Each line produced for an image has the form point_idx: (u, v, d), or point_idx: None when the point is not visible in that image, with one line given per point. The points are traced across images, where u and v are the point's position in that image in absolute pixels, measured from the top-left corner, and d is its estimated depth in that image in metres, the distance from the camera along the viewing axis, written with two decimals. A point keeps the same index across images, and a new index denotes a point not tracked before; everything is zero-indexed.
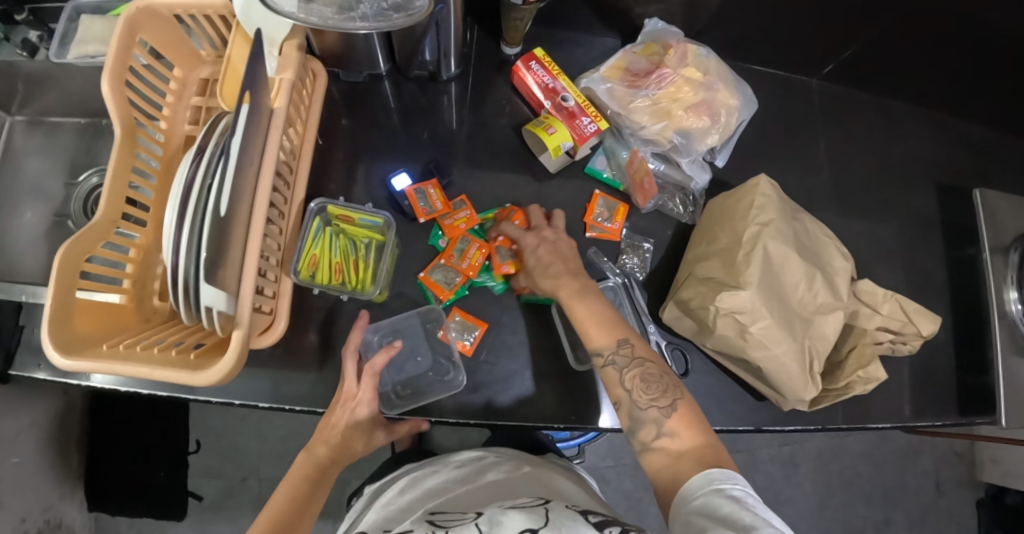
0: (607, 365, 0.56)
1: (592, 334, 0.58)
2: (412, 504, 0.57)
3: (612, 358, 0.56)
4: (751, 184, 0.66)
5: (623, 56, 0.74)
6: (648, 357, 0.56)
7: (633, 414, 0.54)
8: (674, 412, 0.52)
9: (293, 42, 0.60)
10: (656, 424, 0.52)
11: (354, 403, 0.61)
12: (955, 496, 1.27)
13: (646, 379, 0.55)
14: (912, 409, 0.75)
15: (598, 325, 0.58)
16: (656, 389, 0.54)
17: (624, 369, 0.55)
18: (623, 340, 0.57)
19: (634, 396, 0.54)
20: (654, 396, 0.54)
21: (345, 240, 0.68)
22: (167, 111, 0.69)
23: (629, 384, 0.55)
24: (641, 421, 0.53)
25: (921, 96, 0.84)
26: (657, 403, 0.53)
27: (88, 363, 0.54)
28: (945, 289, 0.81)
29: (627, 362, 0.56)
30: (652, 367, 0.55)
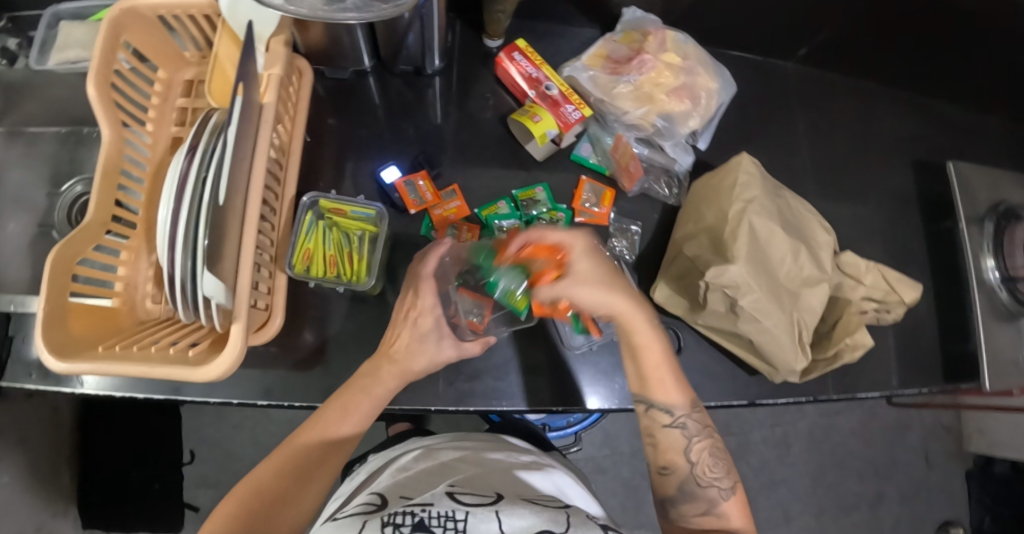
0: (675, 426, 0.55)
1: (665, 393, 0.55)
2: (428, 476, 0.57)
3: (682, 420, 0.55)
4: (734, 163, 0.68)
5: (603, 45, 0.76)
6: (714, 430, 0.56)
7: (687, 487, 0.54)
8: (732, 494, 0.54)
9: (280, 38, 0.61)
10: (710, 504, 0.53)
11: (417, 313, 0.62)
12: (944, 468, 1.30)
13: (714, 455, 0.55)
14: (900, 378, 0.77)
15: (671, 378, 0.56)
16: (720, 469, 0.55)
17: (693, 437, 0.55)
18: (694, 404, 0.56)
19: (698, 470, 0.54)
20: (718, 475, 0.54)
21: (338, 232, 0.66)
22: (153, 113, 0.69)
23: (693, 457, 0.55)
24: (691, 495, 0.54)
25: (892, 76, 0.87)
26: (720, 483, 0.54)
27: (85, 365, 0.54)
28: (924, 261, 0.83)
29: (698, 431, 0.55)
30: (717, 441, 0.56)
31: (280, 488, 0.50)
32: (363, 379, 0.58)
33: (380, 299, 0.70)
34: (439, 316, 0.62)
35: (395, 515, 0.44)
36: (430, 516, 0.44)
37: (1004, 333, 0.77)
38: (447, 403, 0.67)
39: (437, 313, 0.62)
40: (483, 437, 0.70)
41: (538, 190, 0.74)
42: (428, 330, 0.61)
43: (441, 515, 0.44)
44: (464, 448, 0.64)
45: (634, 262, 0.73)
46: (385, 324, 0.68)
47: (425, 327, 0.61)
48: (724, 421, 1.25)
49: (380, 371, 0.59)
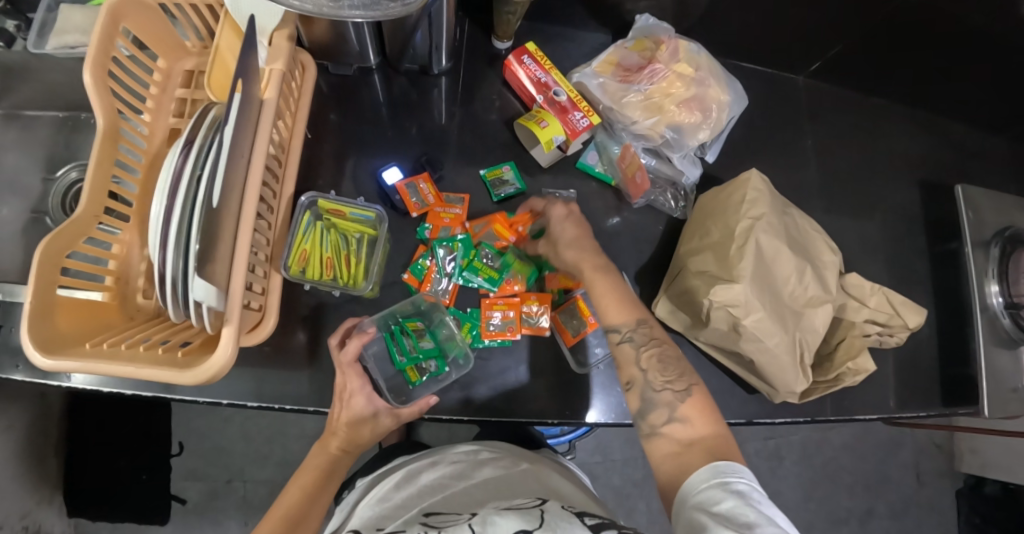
0: (623, 341, 0.56)
1: (609, 312, 0.58)
2: (407, 502, 0.58)
3: (629, 335, 0.56)
4: (743, 178, 0.67)
5: (614, 51, 0.74)
6: (665, 339, 0.57)
7: (646, 395, 0.54)
8: (688, 398, 0.52)
9: (283, 32, 0.59)
10: (669, 407, 0.52)
11: (349, 395, 0.60)
12: (936, 486, 1.29)
13: (663, 360, 0.55)
14: (897, 400, 0.76)
15: (622, 301, 0.58)
16: (673, 372, 0.54)
17: (641, 347, 0.56)
18: (640, 320, 0.57)
19: (649, 376, 0.54)
20: (669, 378, 0.54)
21: (336, 234, 0.67)
22: (151, 103, 0.67)
23: (644, 365, 0.55)
24: (653, 402, 0.53)
25: (904, 96, 0.86)
26: (673, 386, 0.53)
27: (71, 363, 0.52)
28: (929, 283, 0.82)
29: (645, 341, 0.56)
30: (668, 348, 0.56)
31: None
32: (316, 460, 0.64)
33: (377, 302, 0.68)
34: (371, 391, 0.61)
35: None
36: None
37: (1003, 359, 0.76)
38: (441, 411, 0.64)
39: (366, 389, 0.61)
40: (472, 444, 0.70)
41: (505, 169, 0.73)
42: (363, 408, 0.60)
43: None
44: (446, 466, 0.64)
45: (634, 273, 0.72)
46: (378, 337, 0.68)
47: (358, 405, 0.60)
48: None
49: (328, 447, 0.63)
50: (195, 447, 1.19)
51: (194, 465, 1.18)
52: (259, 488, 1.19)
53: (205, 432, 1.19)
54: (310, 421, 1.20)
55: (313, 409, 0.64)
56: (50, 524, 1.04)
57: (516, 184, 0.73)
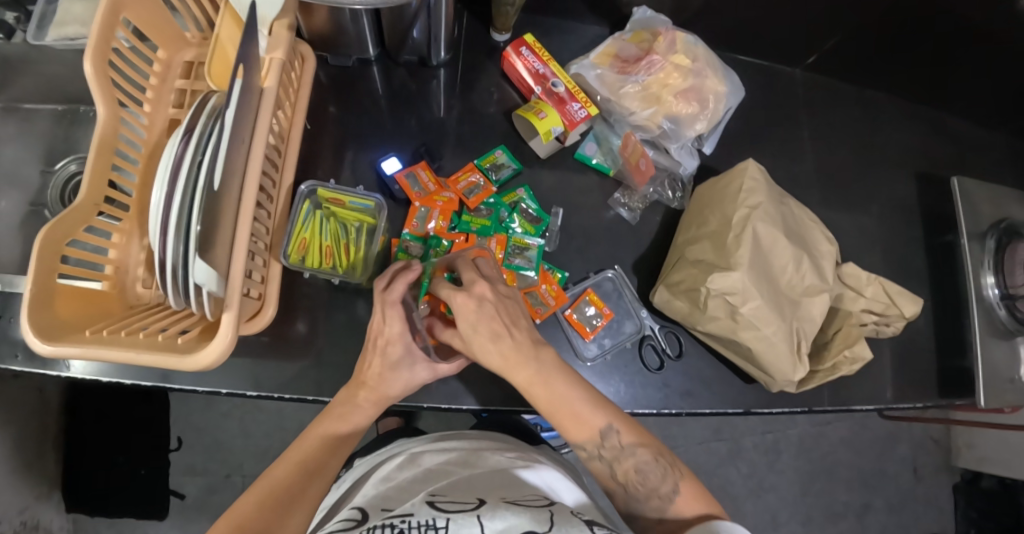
0: (592, 459, 0.53)
1: (576, 429, 0.53)
2: (412, 485, 0.58)
3: (599, 452, 0.53)
4: (740, 168, 0.67)
5: (612, 44, 0.75)
6: (640, 442, 0.53)
7: (630, 507, 0.53)
8: (679, 496, 0.51)
9: (283, 21, 0.59)
10: (661, 508, 0.51)
11: (384, 341, 0.58)
12: (933, 481, 1.29)
13: (642, 470, 0.52)
14: (893, 391, 0.77)
15: (577, 411, 0.53)
16: (655, 478, 0.52)
17: (614, 462, 0.53)
18: (608, 427, 0.53)
19: (630, 488, 0.53)
20: (653, 485, 0.52)
21: (336, 223, 0.67)
22: (151, 93, 0.68)
23: (622, 480, 0.53)
24: (639, 514, 0.53)
25: (900, 89, 0.86)
26: (659, 491, 0.52)
27: (72, 349, 0.52)
28: (925, 275, 0.83)
29: (617, 454, 0.53)
30: (644, 452, 0.53)
31: (261, 519, 0.49)
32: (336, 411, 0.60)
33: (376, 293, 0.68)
34: (410, 341, 0.58)
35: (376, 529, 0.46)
36: (409, 527, 0.46)
37: (998, 350, 0.76)
38: (438, 401, 0.66)
39: (406, 337, 0.58)
40: (472, 434, 0.71)
41: (498, 154, 0.73)
42: (400, 357, 0.58)
43: (421, 525, 0.46)
44: (449, 452, 0.65)
45: (631, 264, 0.72)
46: None
47: (395, 354, 0.58)
48: (715, 427, 1.25)
49: (357, 398, 0.59)
50: (194, 442, 1.17)
51: (192, 460, 1.17)
52: None
53: (202, 427, 1.18)
54: (307, 416, 1.19)
55: (311, 398, 0.65)
56: (47, 520, 1.04)
57: (513, 165, 0.73)
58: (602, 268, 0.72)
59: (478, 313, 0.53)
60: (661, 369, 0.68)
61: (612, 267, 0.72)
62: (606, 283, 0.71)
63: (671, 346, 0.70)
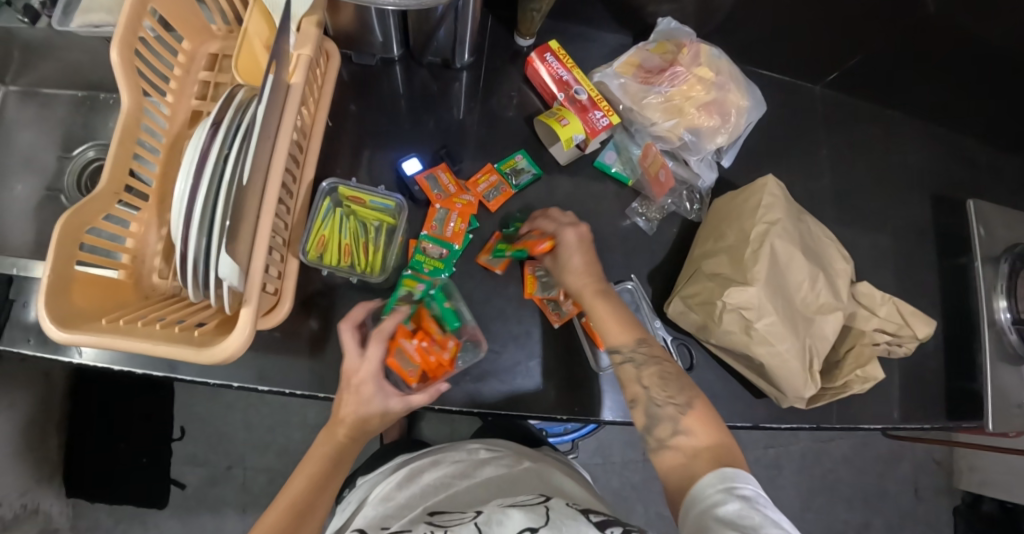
0: (625, 362, 0.59)
1: (616, 335, 0.60)
2: (412, 502, 0.59)
3: (631, 354, 0.59)
4: (759, 184, 0.67)
5: (636, 53, 0.75)
6: (665, 356, 0.59)
7: (650, 411, 0.56)
8: (690, 410, 0.55)
9: (312, 18, 0.60)
10: (673, 421, 0.54)
11: (358, 380, 0.58)
12: (933, 502, 1.29)
13: (664, 376, 0.57)
14: (902, 412, 0.77)
15: (618, 322, 0.60)
16: (674, 388, 0.57)
17: (642, 367, 0.58)
18: (641, 339, 0.59)
19: (652, 392, 0.57)
20: (670, 393, 0.56)
21: (355, 222, 0.66)
22: (175, 84, 0.68)
23: (646, 382, 0.57)
24: (658, 418, 0.56)
25: (919, 110, 0.86)
26: (674, 400, 0.56)
27: (87, 337, 0.52)
28: (938, 297, 0.83)
29: (646, 360, 0.59)
30: (668, 365, 0.58)
31: None
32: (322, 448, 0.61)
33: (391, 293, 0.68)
34: (382, 379, 0.59)
35: None
36: None
37: (1007, 375, 0.77)
38: (453, 402, 0.64)
39: (379, 376, 0.59)
40: (470, 444, 0.70)
41: (518, 159, 0.73)
42: (372, 395, 0.58)
43: None
44: (446, 464, 0.65)
45: (646, 274, 0.72)
46: None
47: (367, 392, 0.58)
48: None
49: (336, 436, 0.60)
50: (196, 432, 1.17)
51: (193, 450, 1.17)
52: (258, 477, 1.18)
53: (204, 418, 1.18)
54: (311, 411, 1.20)
55: (322, 395, 0.65)
56: (48, 504, 1.04)
57: (533, 170, 0.73)
58: (620, 279, 0.72)
59: (582, 249, 0.64)
60: None
61: (630, 278, 0.72)
62: (625, 295, 0.70)
63: (682, 358, 0.70)
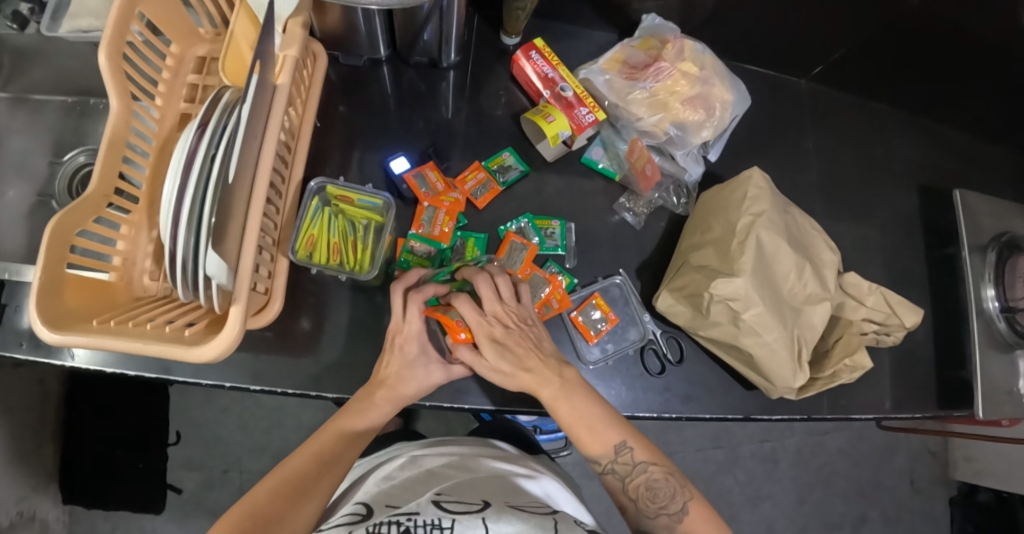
0: (607, 474, 0.57)
1: (590, 447, 0.56)
2: (416, 483, 0.58)
3: (611, 466, 0.56)
4: (744, 177, 0.68)
5: (622, 49, 0.75)
6: (651, 460, 0.56)
7: (642, 523, 0.55)
8: (686, 517, 0.54)
9: (298, 19, 0.60)
10: (668, 531, 0.54)
11: (402, 339, 0.60)
12: (929, 494, 1.30)
13: (652, 487, 0.55)
14: (892, 401, 0.77)
15: (590, 428, 0.56)
16: (663, 498, 0.55)
17: (627, 478, 0.56)
18: (620, 445, 0.56)
19: (641, 504, 0.55)
20: (663, 503, 0.55)
21: (344, 220, 0.65)
22: (163, 87, 0.68)
23: (634, 495, 0.56)
24: (652, 530, 0.55)
25: (904, 102, 0.87)
26: (668, 510, 0.54)
27: (79, 339, 0.53)
28: (926, 287, 0.83)
29: (629, 471, 0.56)
30: (656, 471, 0.56)
31: (278, 509, 0.50)
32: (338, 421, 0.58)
33: (382, 291, 0.69)
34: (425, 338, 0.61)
35: (380, 526, 0.48)
36: (415, 526, 0.47)
37: (997, 363, 0.77)
38: (442, 400, 0.66)
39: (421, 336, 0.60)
40: (469, 441, 0.71)
41: (506, 156, 0.73)
42: (415, 356, 0.60)
43: (428, 523, 0.48)
44: (449, 455, 0.65)
45: (636, 268, 0.73)
46: (375, 331, 0.67)
47: (411, 352, 0.60)
48: (713, 434, 1.25)
49: (373, 398, 0.59)
50: (192, 437, 1.17)
51: (190, 454, 1.17)
52: (254, 480, 1.17)
53: (201, 423, 1.18)
54: (306, 413, 1.20)
55: (314, 394, 0.65)
56: (44, 511, 1.04)
57: (520, 167, 0.73)
58: (610, 273, 0.72)
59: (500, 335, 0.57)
60: (662, 373, 0.69)
61: (618, 272, 0.72)
62: (613, 288, 0.71)
63: (672, 351, 0.70)
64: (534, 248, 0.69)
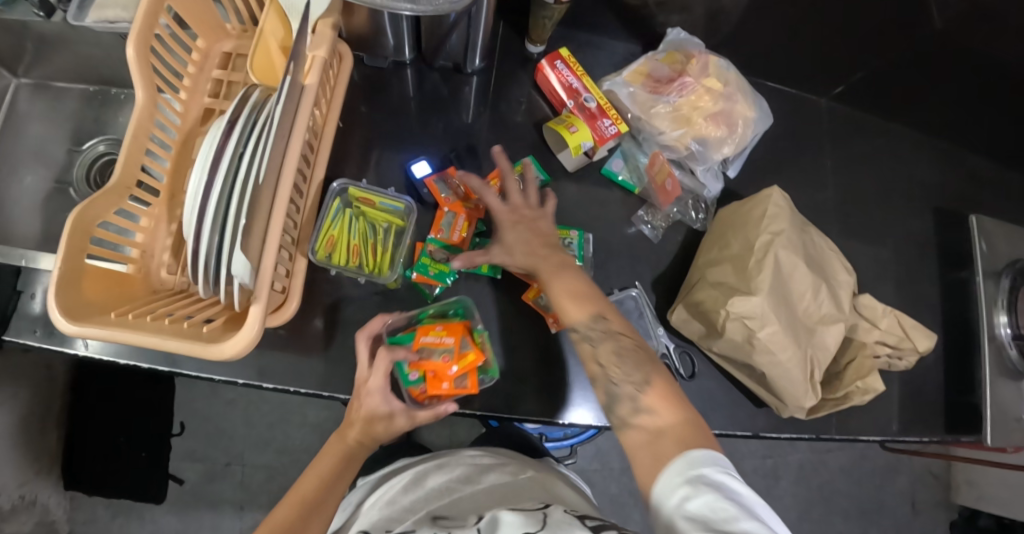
0: (582, 340, 0.58)
1: (571, 312, 0.58)
2: (413, 508, 0.59)
3: (586, 333, 0.58)
4: (764, 195, 0.68)
5: (645, 62, 0.75)
6: (624, 332, 0.58)
7: (609, 390, 0.56)
8: (648, 389, 0.53)
9: (328, 20, 0.60)
10: (632, 399, 0.53)
11: (366, 389, 0.60)
12: (929, 516, 1.29)
13: (620, 353, 0.56)
14: (901, 424, 0.77)
15: (573, 298, 0.59)
16: (629, 365, 0.55)
17: (595, 344, 0.57)
18: (598, 316, 0.58)
19: (609, 371, 0.56)
20: (626, 372, 0.55)
21: (364, 223, 0.68)
22: (188, 81, 0.68)
23: (603, 360, 0.57)
24: (618, 397, 0.55)
25: (924, 125, 0.87)
26: (631, 378, 0.55)
27: (95, 331, 0.53)
28: (939, 311, 0.84)
29: (603, 337, 0.58)
30: (626, 340, 0.57)
31: None
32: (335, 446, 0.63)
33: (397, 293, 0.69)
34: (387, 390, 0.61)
35: None
36: None
37: (1007, 390, 0.78)
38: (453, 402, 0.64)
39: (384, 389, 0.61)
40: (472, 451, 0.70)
41: (527, 164, 0.74)
42: (378, 406, 0.60)
43: None
44: (452, 470, 0.66)
45: (651, 282, 0.73)
46: None
47: (373, 403, 0.60)
48: None
49: (348, 437, 0.62)
50: (196, 428, 1.17)
51: (192, 446, 1.17)
52: (256, 474, 1.18)
53: (205, 414, 1.19)
54: (311, 410, 1.20)
55: (326, 394, 0.65)
56: (46, 496, 1.04)
57: (541, 177, 0.73)
58: (626, 286, 0.72)
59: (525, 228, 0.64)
60: None
61: (634, 285, 0.72)
62: (628, 301, 0.71)
63: (684, 366, 0.70)
64: (552, 258, 0.68)
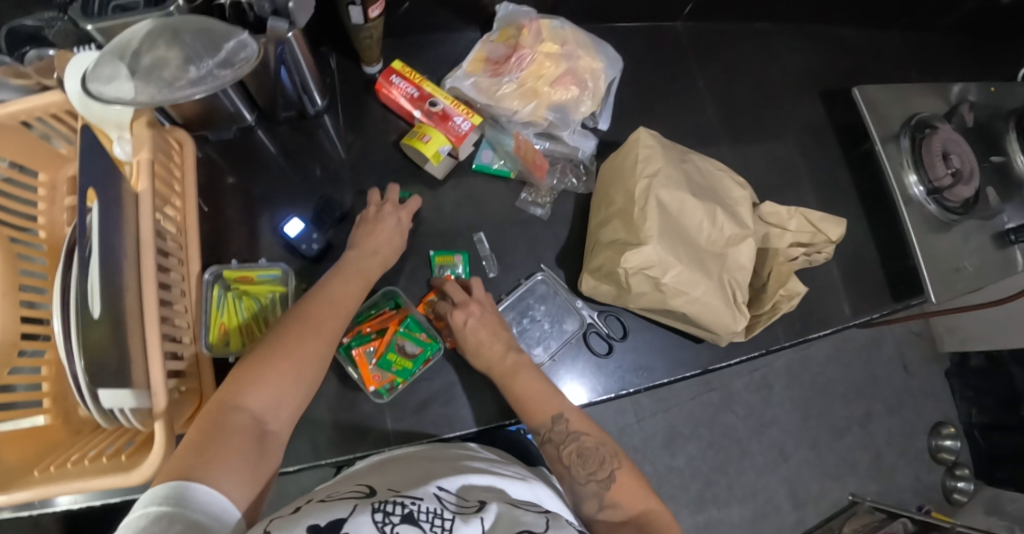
0: (544, 444, 0.57)
1: (536, 409, 0.58)
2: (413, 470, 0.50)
3: (548, 435, 0.57)
4: (633, 139, 0.67)
5: (481, 47, 0.74)
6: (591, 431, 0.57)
7: (574, 490, 0.55)
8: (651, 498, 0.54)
9: (142, 119, 0.58)
10: (597, 498, 0.54)
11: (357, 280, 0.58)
12: (924, 373, 1.32)
13: (583, 453, 0.56)
14: (851, 306, 0.77)
15: (547, 398, 0.58)
16: (593, 464, 0.55)
17: (560, 445, 0.56)
18: (558, 415, 0.57)
19: (572, 471, 0.55)
20: (591, 470, 0.55)
21: (250, 300, 0.66)
22: (43, 218, 0.66)
23: (567, 461, 0.56)
24: (583, 495, 0.55)
25: (781, 13, 0.86)
26: (595, 477, 0.55)
27: (25, 494, 0.53)
28: (852, 189, 0.83)
29: (565, 438, 0.57)
30: (590, 441, 0.56)
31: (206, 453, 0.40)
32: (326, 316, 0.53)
33: None
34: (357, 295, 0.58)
35: (385, 502, 0.37)
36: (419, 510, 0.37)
37: (937, 243, 0.77)
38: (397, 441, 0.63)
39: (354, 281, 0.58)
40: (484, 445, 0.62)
41: None
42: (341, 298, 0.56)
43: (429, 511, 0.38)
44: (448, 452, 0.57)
45: (555, 259, 0.72)
46: None
47: (353, 291, 0.57)
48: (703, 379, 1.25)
49: (329, 304, 0.54)
50: None
51: None
52: None
53: None
54: None
55: None
56: None
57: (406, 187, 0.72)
58: (533, 271, 0.72)
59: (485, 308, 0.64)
60: (610, 353, 0.69)
61: (540, 269, 0.72)
62: (540, 285, 0.71)
63: (614, 329, 0.70)
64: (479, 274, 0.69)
